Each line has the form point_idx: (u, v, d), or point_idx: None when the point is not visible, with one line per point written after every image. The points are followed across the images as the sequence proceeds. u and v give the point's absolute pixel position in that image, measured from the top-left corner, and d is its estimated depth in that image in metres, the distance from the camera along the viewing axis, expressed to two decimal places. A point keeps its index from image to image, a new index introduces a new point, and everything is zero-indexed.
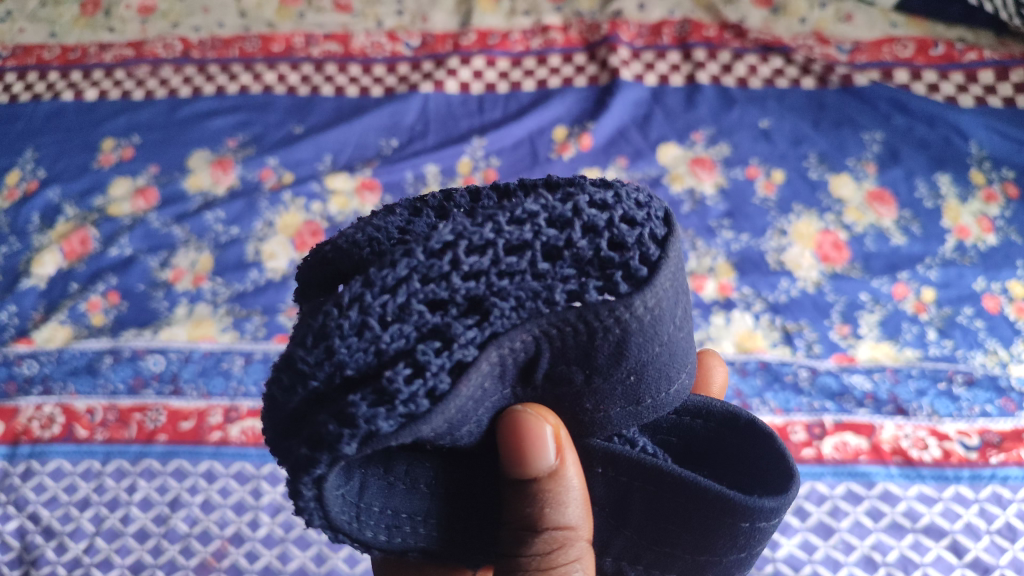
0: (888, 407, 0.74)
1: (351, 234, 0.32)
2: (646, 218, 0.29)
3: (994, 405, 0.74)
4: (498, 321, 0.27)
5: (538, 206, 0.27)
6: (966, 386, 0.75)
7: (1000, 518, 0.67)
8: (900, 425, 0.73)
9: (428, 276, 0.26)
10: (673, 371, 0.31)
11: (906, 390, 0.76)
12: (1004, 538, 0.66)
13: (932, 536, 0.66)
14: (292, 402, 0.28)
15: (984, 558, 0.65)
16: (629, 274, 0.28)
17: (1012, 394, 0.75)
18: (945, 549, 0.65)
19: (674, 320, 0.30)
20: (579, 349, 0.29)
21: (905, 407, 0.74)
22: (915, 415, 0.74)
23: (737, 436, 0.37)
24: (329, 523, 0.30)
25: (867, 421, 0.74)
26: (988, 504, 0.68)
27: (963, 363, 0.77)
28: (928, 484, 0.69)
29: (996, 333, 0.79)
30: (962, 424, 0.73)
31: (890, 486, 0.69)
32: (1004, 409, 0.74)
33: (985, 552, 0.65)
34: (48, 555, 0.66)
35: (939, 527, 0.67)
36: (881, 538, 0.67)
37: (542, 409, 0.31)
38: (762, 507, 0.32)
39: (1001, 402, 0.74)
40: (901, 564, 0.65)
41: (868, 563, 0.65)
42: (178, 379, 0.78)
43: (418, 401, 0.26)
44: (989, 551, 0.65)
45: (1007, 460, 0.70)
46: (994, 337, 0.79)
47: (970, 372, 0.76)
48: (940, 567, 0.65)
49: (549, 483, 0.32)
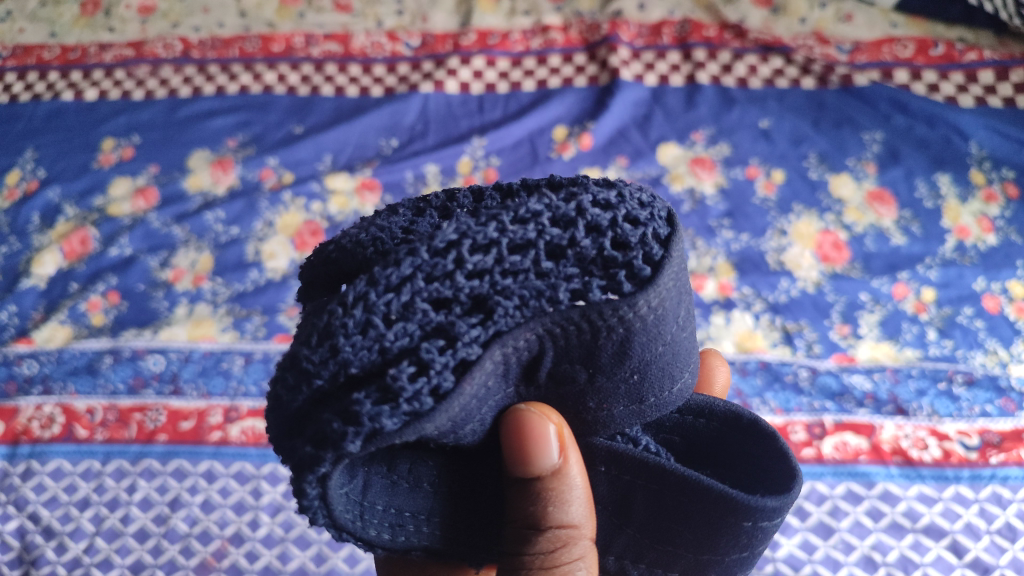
0: (888, 407, 0.74)
1: (354, 234, 0.32)
2: (649, 217, 0.29)
3: (994, 405, 0.74)
4: (502, 319, 0.27)
5: (542, 205, 0.27)
6: (966, 386, 0.75)
7: (999, 518, 0.67)
8: (900, 425, 0.73)
9: (432, 275, 0.26)
10: (676, 371, 0.31)
11: (906, 390, 0.76)
12: (1003, 538, 0.66)
13: (932, 536, 0.66)
14: (296, 401, 0.28)
15: (984, 558, 0.65)
16: (632, 273, 0.28)
17: (1012, 394, 0.75)
18: (944, 549, 0.65)
19: (676, 319, 0.30)
20: (582, 348, 0.29)
21: (905, 407, 0.74)
22: (914, 415, 0.74)
23: (740, 435, 0.37)
24: (333, 522, 0.30)
25: (867, 421, 0.74)
26: (987, 504, 0.68)
27: (963, 363, 0.77)
28: (928, 484, 0.69)
29: (996, 333, 0.79)
30: (962, 424, 0.73)
31: (889, 486, 0.70)
32: (1004, 409, 0.74)
33: (985, 552, 0.65)
34: (48, 555, 0.67)
35: (938, 527, 0.67)
36: (881, 538, 0.67)
37: (545, 408, 0.31)
38: (764, 506, 0.32)
39: (1001, 402, 0.74)
40: (900, 564, 0.65)
41: (867, 562, 0.65)
42: (179, 379, 0.78)
43: (422, 399, 0.26)
44: (988, 551, 0.65)
45: (1007, 460, 0.70)
46: (994, 337, 0.79)
47: (970, 372, 0.76)
48: (940, 567, 0.65)
49: (552, 482, 0.33)
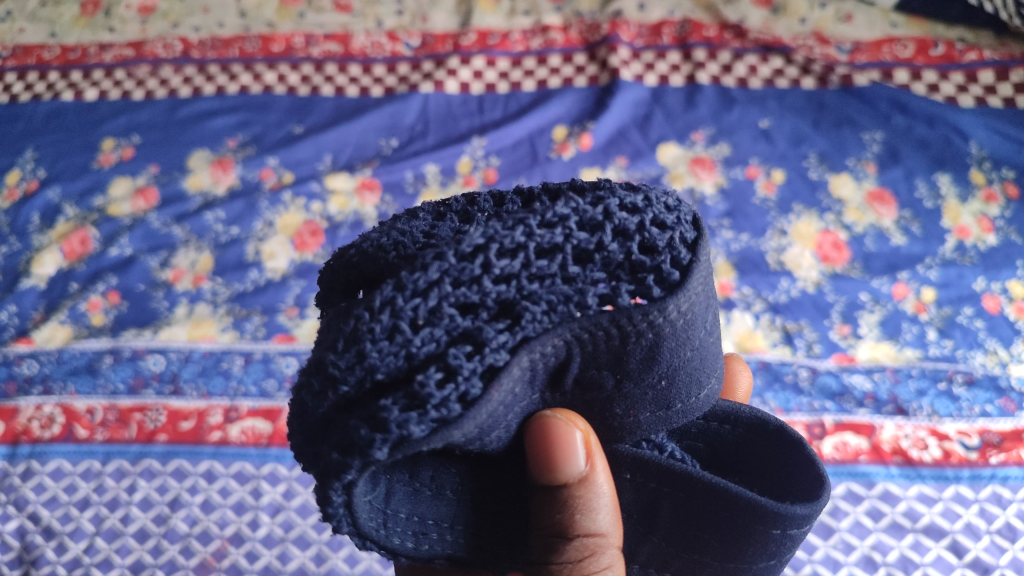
0: (888, 407, 0.74)
1: (375, 239, 0.32)
2: (676, 221, 0.29)
3: (994, 405, 0.73)
4: (530, 325, 0.27)
5: (569, 209, 0.27)
6: (966, 386, 0.75)
7: (1000, 518, 0.66)
8: (900, 425, 0.73)
9: (459, 279, 0.26)
10: (703, 376, 0.31)
11: (906, 390, 0.75)
12: (1004, 538, 0.65)
13: (932, 536, 0.66)
14: (321, 408, 0.28)
15: (984, 558, 0.64)
16: (661, 278, 0.28)
17: (1013, 394, 0.74)
18: (945, 549, 0.65)
19: (704, 325, 0.30)
20: (611, 353, 0.29)
21: (905, 407, 0.74)
22: (915, 415, 0.73)
23: (768, 441, 0.36)
24: (357, 530, 0.30)
25: (867, 421, 0.73)
26: (988, 504, 0.67)
27: (963, 363, 0.77)
28: (928, 484, 0.69)
29: (996, 333, 0.79)
30: (962, 424, 0.72)
31: (890, 486, 0.69)
32: (1004, 409, 0.73)
33: (985, 552, 0.64)
34: (48, 555, 0.66)
35: (939, 527, 0.66)
36: (881, 538, 0.66)
37: (572, 415, 0.31)
38: (794, 514, 0.31)
39: (1001, 402, 0.74)
40: (901, 564, 0.65)
41: (868, 563, 0.65)
42: (179, 379, 0.77)
43: (450, 405, 0.26)
44: (988, 551, 0.65)
45: (1007, 460, 0.69)
46: (994, 338, 0.78)
47: (970, 372, 0.76)
48: (940, 567, 0.64)
49: (579, 489, 0.32)
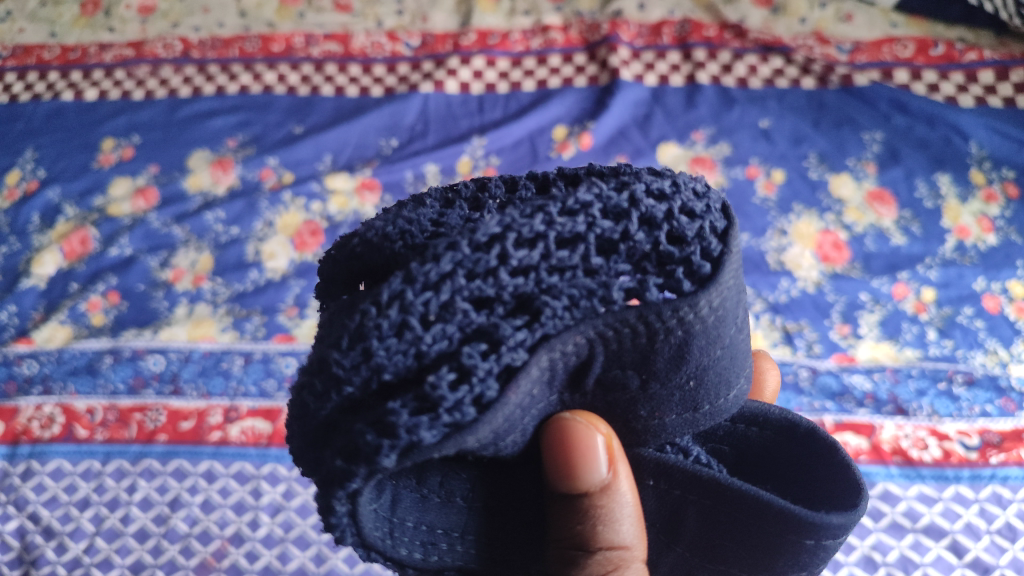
0: (888, 407, 0.72)
1: (380, 227, 0.30)
2: (705, 209, 0.27)
3: (994, 405, 0.71)
4: (550, 321, 0.25)
5: (592, 195, 0.25)
6: (966, 386, 0.73)
7: (999, 518, 0.64)
8: (900, 425, 0.71)
9: (474, 271, 0.24)
10: (733, 376, 0.29)
11: (906, 390, 0.73)
12: (1004, 538, 0.63)
13: (932, 536, 0.64)
14: (324, 410, 0.26)
15: (984, 558, 0.62)
16: (691, 270, 0.26)
17: (1013, 394, 0.72)
18: (945, 549, 0.63)
19: (735, 322, 0.28)
20: (637, 352, 0.27)
21: (905, 407, 0.72)
22: (914, 415, 0.71)
23: (798, 445, 0.35)
24: (362, 540, 0.28)
25: (867, 421, 0.71)
26: (987, 504, 0.65)
27: (963, 363, 0.75)
28: (928, 484, 0.67)
29: (996, 333, 0.77)
30: (962, 424, 0.70)
31: (889, 486, 0.67)
32: (1004, 409, 0.71)
33: (985, 552, 0.63)
34: (48, 555, 0.64)
35: (939, 527, 0.64)
36: (881, 538, 0.64)
37: (593, 417, 0.29)
38: (829, 523, 0.29)
39: (1001, 402, 0.72)
40: (901, 564, 0.62)
41: (868, 563, 0.63)
42: (178, 379, 0.75)
43: (464, 409, 0.24)
44: (989, 551, 0.63)
45: (1007, 460, 0.68)
46: (994, 338, 0.76)
47: (970, 372, 0.74)
48: (940, 567, 0.62)
49: (600, 498, 0.31)
